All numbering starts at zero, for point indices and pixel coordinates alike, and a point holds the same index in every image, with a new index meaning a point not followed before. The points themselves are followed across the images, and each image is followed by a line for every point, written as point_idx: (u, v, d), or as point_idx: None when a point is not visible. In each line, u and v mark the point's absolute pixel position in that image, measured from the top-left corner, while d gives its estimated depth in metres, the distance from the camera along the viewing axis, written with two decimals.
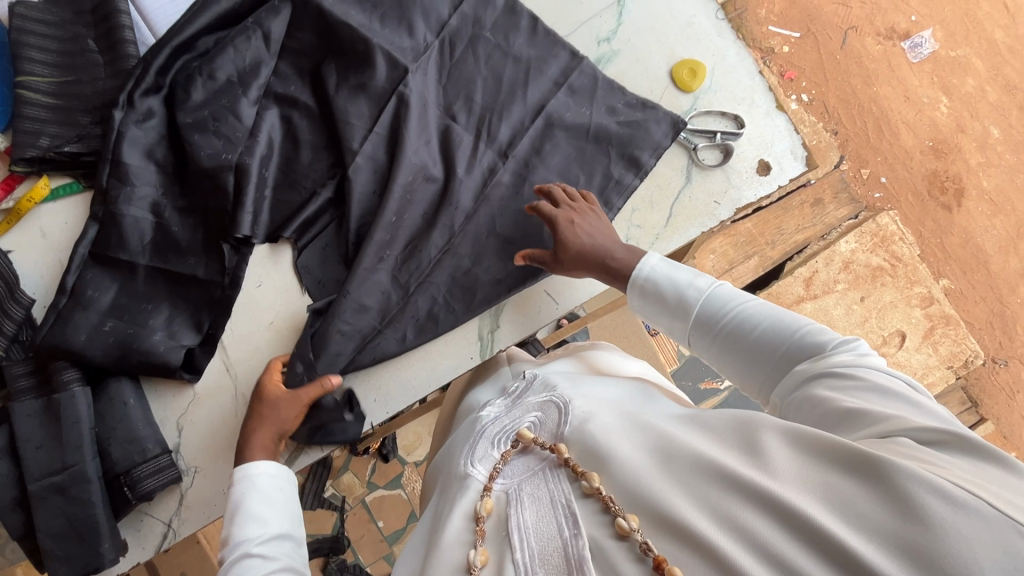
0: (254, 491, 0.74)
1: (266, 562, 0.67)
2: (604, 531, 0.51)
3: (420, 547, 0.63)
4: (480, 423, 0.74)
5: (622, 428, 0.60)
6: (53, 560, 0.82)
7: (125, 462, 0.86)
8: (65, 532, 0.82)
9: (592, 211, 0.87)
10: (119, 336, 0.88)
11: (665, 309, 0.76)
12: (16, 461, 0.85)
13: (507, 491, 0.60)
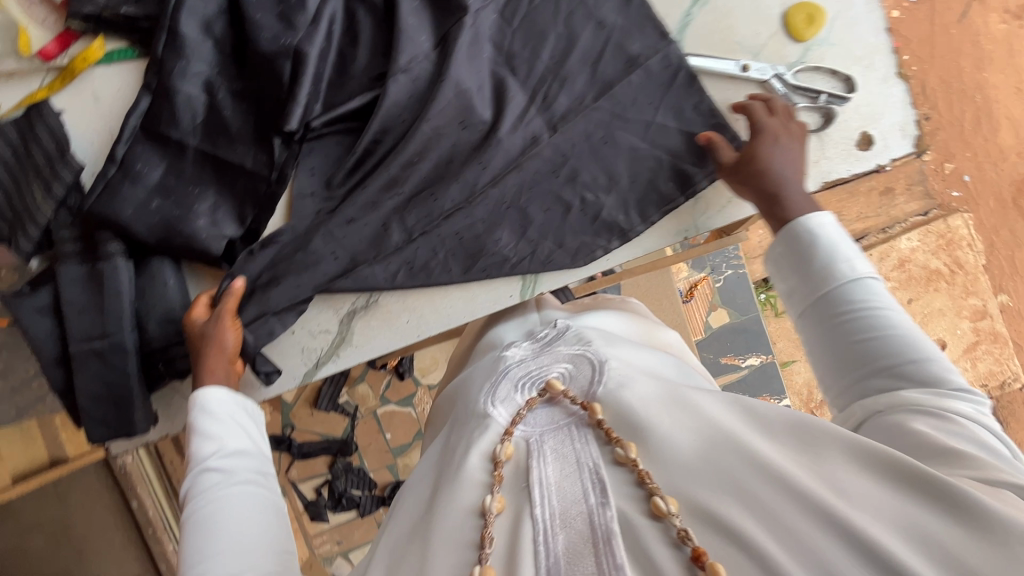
0: (204, 413, 0.75)
1: (227, 476, 0.70)
2: (637, 507, 0.47)
3: (426, 478, 0.59)
4: (504, 363, 0.67)
5: (662, 400, 0.54)
6: (90, 419, 0.86)
7: (162, 340, 0.88)
8: (102, 396, 0.86)
9: (797, 139, 0.77)
10: (164, 215, 0.87)
11: (797, 267, 0.66)
12: (59, 320, 0.88)
13: (529, 439, 0.55)
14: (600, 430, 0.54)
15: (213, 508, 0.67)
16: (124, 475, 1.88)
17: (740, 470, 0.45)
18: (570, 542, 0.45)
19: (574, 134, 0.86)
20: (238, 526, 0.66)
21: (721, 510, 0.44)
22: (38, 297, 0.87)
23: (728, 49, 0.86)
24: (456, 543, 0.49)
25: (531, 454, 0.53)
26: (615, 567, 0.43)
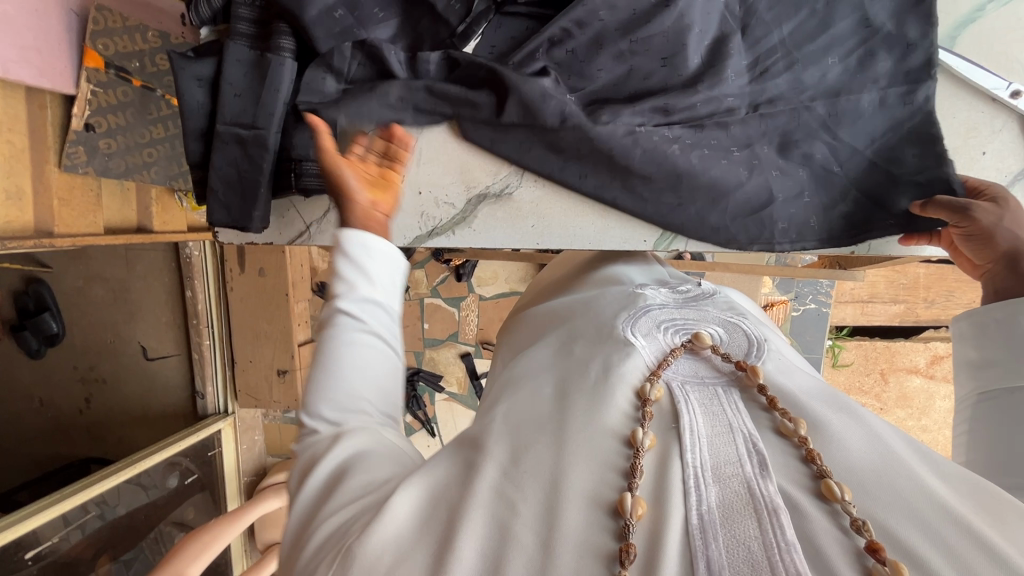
0: (360, 254, 0.63)
1: (357, 323, 0.61)
2: (800, 488, 0.45)
3: (548, 381, 0.58)
4: (643, 300, 0.67)
5: (823, 398, 0.53)
6: (215, 199, 0.88)
7: (301, 150, 0.86)
8: (232, 182, 0.87)
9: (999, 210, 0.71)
10: (345, 28, 0.83)
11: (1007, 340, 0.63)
12: (213, 95, 0.89)
13: (674, 381, 0.55)
14: (759, 395, 0.53)
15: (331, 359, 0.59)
16: (187, 263, 2.00)
17: (915, 488, 0.43)
18: (726, 498, 0.44)
19: (784, 109, 0.81)
20: (358, 383, 0.58)
21: (894, 520, 0.42)
22: (201, 64, 0.87)
23: (1005, 67, 0.77)
24: (597, 462, 0.48)
25: (679, 398, 0.52)
26: (787, 541, 0.40)
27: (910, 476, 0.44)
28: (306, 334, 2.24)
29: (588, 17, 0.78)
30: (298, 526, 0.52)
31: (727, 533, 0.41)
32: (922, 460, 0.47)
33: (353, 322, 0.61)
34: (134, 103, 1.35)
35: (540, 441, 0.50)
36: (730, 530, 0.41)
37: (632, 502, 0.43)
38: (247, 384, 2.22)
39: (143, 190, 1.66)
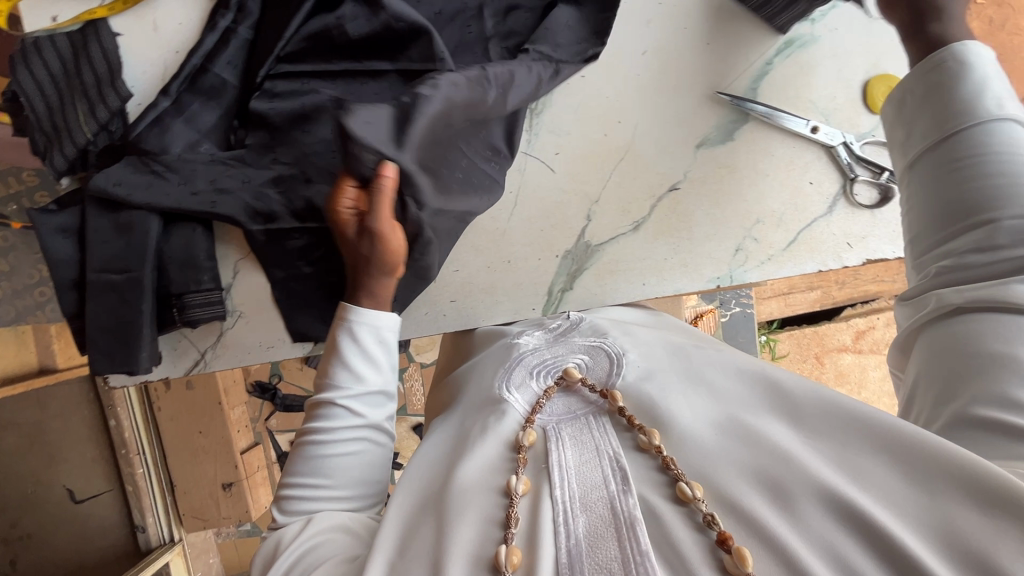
0: (350, 333, 0.65)
1: (352, 419, 0.63)
2: (653, 487, 0.50)
3: (435, 459, 0.61)
4: (517, 351, 0.71)
5: (681, 389, 0.58)
6: (96, 349, 0.85)
7: (179, 285, 0.86)
8: (110, 328, 0.85)
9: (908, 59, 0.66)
10: (213, 172, 0.83)
11: (935, 89, 0.64)
12: (80, 244, 0.87)
13: (547, 427, 0.58)
14: (621, 417, 0.57)
15: (339, 448, 0.63)
16: (107, 392, 1.90)
17: (759, 451, 0.49)
18: (592, 525, 0.48)
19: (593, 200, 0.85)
20: (354, 471, 0.63)
21: (738, 489, 0.47)
22: (63, 217, 0.86)
23: (802, 106, 0.83)
24: (480, 523, 0.51)
25: (551, 439, 0.56)
26: (640, 552, 0.45)
27: (757, 441, 0.49)
28: (248, 439, 2.10)
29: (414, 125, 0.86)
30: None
31: (591, 560, 0.45)
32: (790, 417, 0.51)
33: (357, 411, 0.64)
34: (15, 247, 1.29)
35: (428, 521, 0.53)
36: (594, 556, 0.46)
37: (506, 553, 0.47)
38: (190, 506, 2.07)
39: (41, 330, 1.59)
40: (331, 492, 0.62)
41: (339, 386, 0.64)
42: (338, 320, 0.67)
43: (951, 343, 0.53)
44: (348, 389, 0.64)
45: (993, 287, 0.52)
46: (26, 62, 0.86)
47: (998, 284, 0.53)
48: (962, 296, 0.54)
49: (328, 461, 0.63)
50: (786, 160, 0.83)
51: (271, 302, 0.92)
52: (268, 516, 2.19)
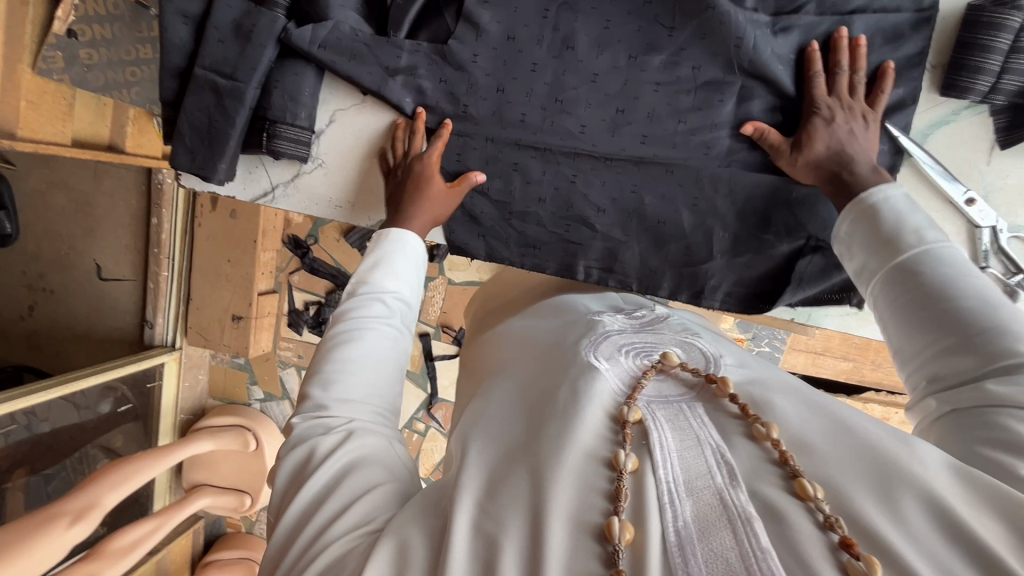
0: (398, 251, 0.72)
1: (387, 314, 0.67)
2: (773, 485, 0.46)
3: (514, 410, 0.59)
4: (602, 326, 0.67)
5: (788, 396, 0.54)
6: (182, 144, 0.85)
7: (276, 112, 0.84)
8: (201, 130, 0.84)
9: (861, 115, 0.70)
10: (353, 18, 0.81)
11: (871, 243, 0.61)
12: (196, 36, 0.86)
13: (648, 402, 0.55)
14: (730, 404, 0.54)
15: (365, 330, 0.65)
16: (158, 190, 1.95)
17: (874, 471, 0.44)
18: (700, 510, 0.44)
19: (705, 187, 0.81)
20: (380, 362, 0.64)
21: (865, 506, 0.42)
22: (188, 1, 0.84)
23: (964, 172, 0.75)
24: (580, 485, 0.48)
25: (648, 415, 0.53)
26: (760, 548, 0.41)
27: (876, 463, 0.44)
28: (268, 284, 2.18)
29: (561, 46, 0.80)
30: (284, 531, 0.54)
31: (705, 546, 0.42)
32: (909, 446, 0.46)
33: (387, 304, 0.68)
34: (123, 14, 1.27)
35: (523, 469, 0.50)
36: (707, 543, 0.42)
37: (620, 527, 0.44)
38: (197, 322, 2.17)
39: (120, 109, 1.62)
40: (359, 387, 0.61)
41: (371, 282, 0.69)
42: (383, 240, 0.73)
43: (946, 433, 0.49)
44: (378, 286, 0.68)
45: (980, 390, 0.48)
46: None
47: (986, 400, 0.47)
48: (951, 400, 0.50)
49: (350, 348, 0.64)
50: None
51: (356, 166, 0.90)
52: (261, 358, 2.30)
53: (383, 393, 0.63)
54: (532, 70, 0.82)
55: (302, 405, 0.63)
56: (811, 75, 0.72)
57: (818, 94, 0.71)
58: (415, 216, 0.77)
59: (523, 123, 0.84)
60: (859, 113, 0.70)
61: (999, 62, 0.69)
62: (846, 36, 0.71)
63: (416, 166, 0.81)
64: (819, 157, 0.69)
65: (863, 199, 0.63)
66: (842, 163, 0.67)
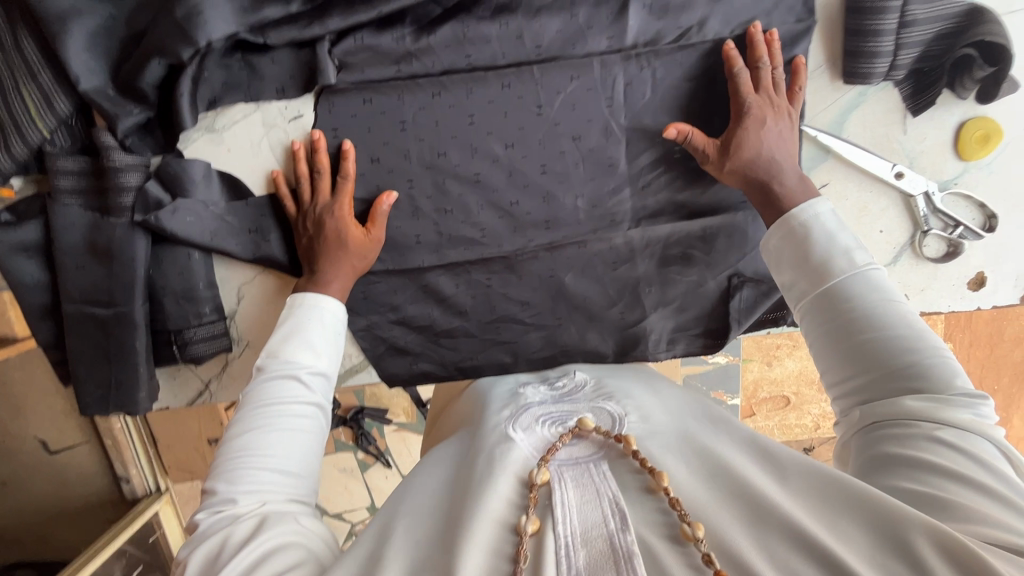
0: (304, 307, 0.67)
1: (285, 386, 0.61)
2: (656, 531, 0.45)
3: (428, 497, 0.56)
4: (524, 403, 0.67)
5: (678, 443, 0.54)
6: (86, 387, 0.75)
7: (177, 321, 0.76)
8: (100, 364, 0.74)
9: (786, 117, 0.66)
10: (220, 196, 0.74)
11: (795, 260, 0.59)
12: (49, 264, 0.74)
13: (560, 466, 0.53)
14: (633, 459, 0.52)
15: (279, 420, 0.59)
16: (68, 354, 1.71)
17: (750, 509, 0.45)
18: (592, 559, 0.44)
19: (647, 237, 0.79)
20: (288, 454, 0.58)
21: (732, 530, 0.43)
22: (23, 233, 0.72)
23: (887, 147, 0.74)
24: (489, 552, 0.47)
25: (555, 477, 0.52)
26: None
27: (749, 497, 0.46)
28: None
29: (448, 147, 0.74)
30: None
31: None
32: (780, 478, 0.47)
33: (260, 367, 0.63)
34: None
35: (434, 549, 0.49)
36: None
37: None
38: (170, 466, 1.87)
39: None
40: (267, 473, 0.56)
41: (282, 357, 0.63)
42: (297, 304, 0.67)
43: (863, 446, 0.50)
44: (287, 362, 0.62)
45: (895, 405, 0.49)
46: None
47: (903, 412, 0.49)
48: (872, 414, 0.51)
49: (261, 439, 0.58)
50: (864, 207, 0.77)
51: None
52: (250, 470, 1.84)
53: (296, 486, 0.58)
54: (409, 183, 0.75)
55: (208, 499, 0.56)
56: (733, 74, 0.67)
57: (745, 94, 0.66)
58: (336, 280, 0.69)
59: (439, 233, 0.78)
60: (783, 111, 0.66)
61: (891, 42, 0.68)
62: (758, 33, 0.67)
63: (330, 223, 0.70)
64: (750, 167, 0.65)
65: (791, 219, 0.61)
66: (770, 174, 0.64)
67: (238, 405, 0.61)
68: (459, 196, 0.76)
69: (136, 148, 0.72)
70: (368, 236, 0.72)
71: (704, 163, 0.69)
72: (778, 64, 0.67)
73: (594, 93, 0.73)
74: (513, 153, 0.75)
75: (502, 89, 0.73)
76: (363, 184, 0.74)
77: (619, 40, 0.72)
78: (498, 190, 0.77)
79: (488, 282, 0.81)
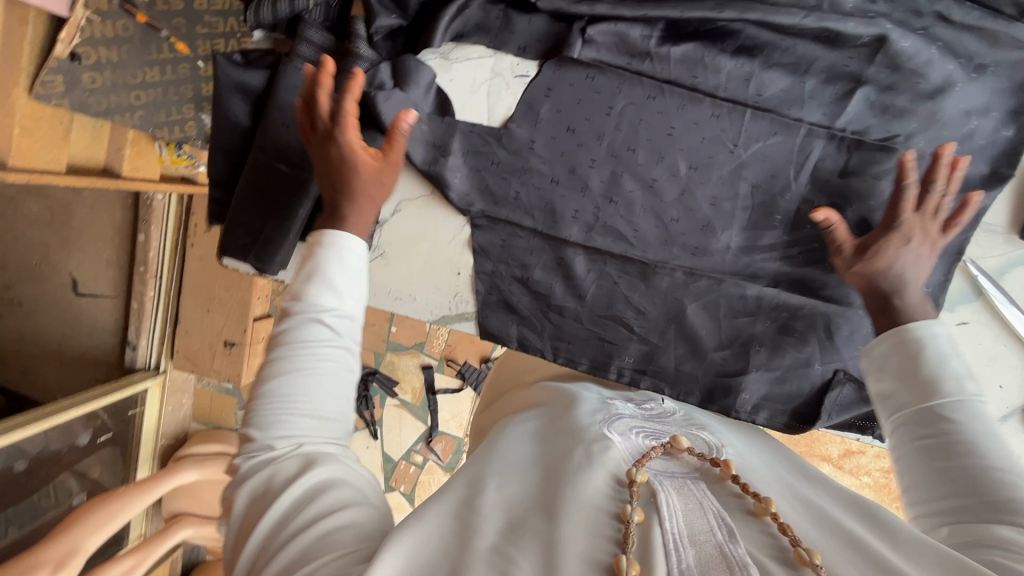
0: (335, 250, 0.56)
1: (297, 329, 0.52)
2: (769, 553, 0.42)
3: (521, 454, 0.53)
4: (615, 409, 0.64)
5: (781, 491, 0.51)
6: (237, 231, 0.79)
7: None
8: (258, 217, 0.78)
9: (930, 247, 0.65)
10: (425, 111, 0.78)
11: (901, 370, 0.56)
12: (253, 113, 0.79)
13: (659, 472, 0.51)
14: (732, 485, 0.50)
15: (290, 367, 0.50)
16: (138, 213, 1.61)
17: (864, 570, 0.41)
18: (703, 561, 0.41)
19: (781, 302, 0.80)
20: (324, 401, 0.50)
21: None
22: (247, 77, 0.78)
23: None
24: (592, 534, 0.43)
25: (656, 481, 0.48)
26: None
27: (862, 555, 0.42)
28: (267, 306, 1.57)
29: (644, 151, 0.78)
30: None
31: None
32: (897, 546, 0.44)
33: (286, 305, 0.54)
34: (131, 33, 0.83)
35: (533, 514, 0.45)
36: None
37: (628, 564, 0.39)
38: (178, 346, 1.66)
39: None
40: (306, 420, 0.49)
41: (302, 297, 0.53)
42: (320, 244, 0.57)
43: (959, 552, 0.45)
44: (309, 304, 0.53)
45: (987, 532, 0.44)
46: None
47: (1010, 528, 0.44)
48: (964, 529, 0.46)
49: (282, 385, 0.50)
50: (993, 356, 0.79)
51: (421, 259, 0.84)
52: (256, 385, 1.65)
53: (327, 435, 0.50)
54: (590, 165, 0.79)
55: (243, 444, 0.50)
56: (901, 186, 0.65)
57: (901, 209, 0.66)
58: (356, 216, 0.60)
59: (600, 225, 0.80)
60: (929, 238, 0.66)
61: None
62: (946, 154, 0.65)
63: (343, 152, 0.62)
64: (874, 274, 0.65)
65: (904, 330, 0.59)
66: (895, 287, 0.63)
67: (266, 345, 0.53)
68: (631, 198, 0.80)
69: (376, 46, 0.78)
70: (387, 164, 0.63)
71: (833, 257, 0.70)
72: (949, 192, 0.66)
73: (793, 157, 0.77)
74: (698, 180, 0.78)
75: (711, 118, 0.77)
76: (554, 153, 0.79)
77: (833, 121, 0.75)
78: (669, 207, 0.79)
79: (621, 288, 0.82)
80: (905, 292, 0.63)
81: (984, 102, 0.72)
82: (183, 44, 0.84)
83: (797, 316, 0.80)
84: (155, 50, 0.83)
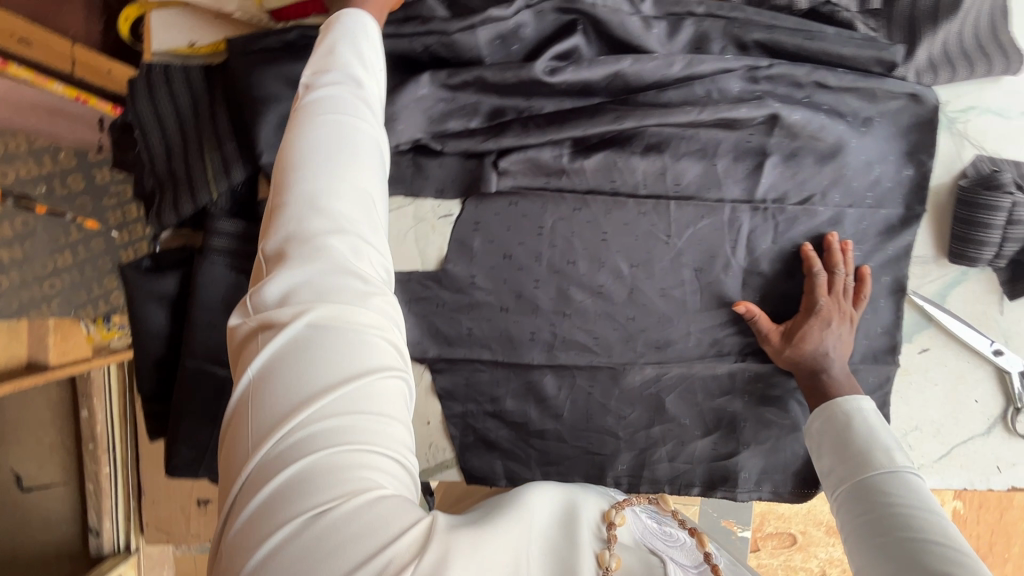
0: (355, 31, 0.49)
1: (327, 87, 0.45)
2: None
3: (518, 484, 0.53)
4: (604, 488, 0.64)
5: None
6: (182, 445, 0.73)
7: None
8: (200, 426, 0.72)
9: (846, 322, 0.74)
10: None
11: (835, 446, 0.62)
12: (174, 317, 0.75)
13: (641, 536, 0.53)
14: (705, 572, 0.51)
15: (323, 129, 0.43)
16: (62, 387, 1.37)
17: None
18: None
19: (753, 373, 0.80)
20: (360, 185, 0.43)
21: None
22: (160, 283, 0.74)
23: (983, 323, 0.81)
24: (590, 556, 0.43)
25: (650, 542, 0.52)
26: None
27: None
28: None
29: (582, 263, 0.78)
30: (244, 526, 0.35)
31: None
32: None
33: (309, 76, 0.47)
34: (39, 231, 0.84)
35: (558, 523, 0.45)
36: None
37: None
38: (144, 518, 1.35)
39: None
40: (345, 203, 0.42)
41: (334, 66, 0.46)
42: (338, 19, 0.49)
43: None
44: (342, 69, 0.46)
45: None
46: (152, 97, 0.74)
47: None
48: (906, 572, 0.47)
49: (321, 150, 0.43)
50: (960, 374, 0.81)
51: None
52: None
53: (371, 232, 0.43)
54: (535, 286, 0.78)
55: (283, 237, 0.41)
56: (811, 274, 0.75)
57: (818, 294, 0.74)
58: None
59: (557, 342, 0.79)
60: (846, 316, 0.74)
61: (998, 234, 0.76)
62: (835, 241, 0.76)
63: None
64: (804, 357, 0.72)
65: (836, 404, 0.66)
66: (821, 365, 0.71)
67: (295, 113, 0.45)
68: (581, 308, 0.79)
69: None
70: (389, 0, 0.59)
71: (765, 346, 0.76)
72: (850, 268, 0.76)
73: (724, 235, 0.78)
74: (642, 278, 0.79)
75: (639, 216, 0.78)
76: (495, 284, 0.78)
77: (752, 196, 0.78)
78: (620, 309, 0.79)
79: (596, 397, 0.80)
80: (831, 369, 0.71)
81: (879, 151, 0.77)
82: (92, 221, 0.89)
83: (772, 384, 0.80)
84: (61, 235, 0.86)
